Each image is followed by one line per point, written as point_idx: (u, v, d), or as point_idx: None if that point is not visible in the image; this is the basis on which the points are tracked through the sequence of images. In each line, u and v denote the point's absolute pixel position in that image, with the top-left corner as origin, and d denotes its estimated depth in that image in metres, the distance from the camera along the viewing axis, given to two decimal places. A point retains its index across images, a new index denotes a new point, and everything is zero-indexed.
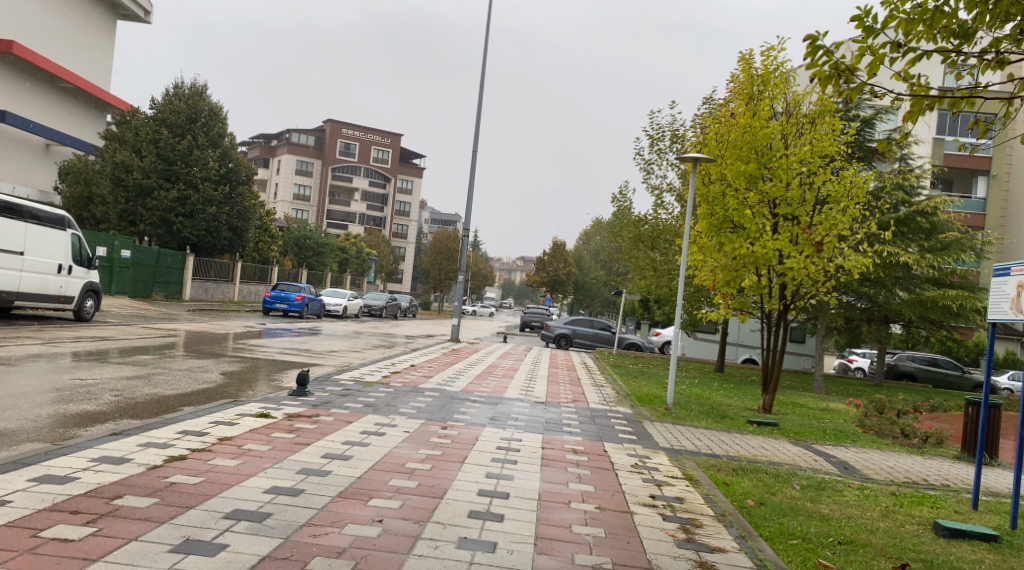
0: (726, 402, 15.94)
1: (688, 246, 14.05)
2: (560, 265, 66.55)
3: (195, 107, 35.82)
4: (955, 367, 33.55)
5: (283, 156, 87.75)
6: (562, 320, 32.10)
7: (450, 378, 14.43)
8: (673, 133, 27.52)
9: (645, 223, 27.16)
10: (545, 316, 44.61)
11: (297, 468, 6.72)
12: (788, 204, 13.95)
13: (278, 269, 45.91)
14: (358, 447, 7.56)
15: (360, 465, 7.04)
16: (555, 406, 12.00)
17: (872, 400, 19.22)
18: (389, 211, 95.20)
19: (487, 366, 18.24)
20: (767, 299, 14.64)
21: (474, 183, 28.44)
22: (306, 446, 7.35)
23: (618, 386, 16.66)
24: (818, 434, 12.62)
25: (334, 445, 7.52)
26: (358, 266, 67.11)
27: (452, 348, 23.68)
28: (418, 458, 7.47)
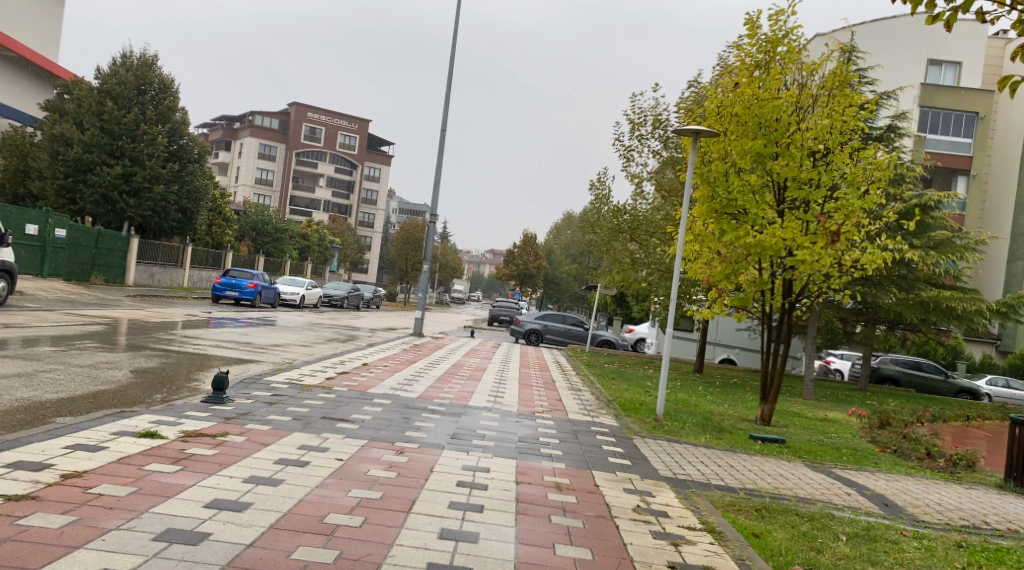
0: (718, 411, 14.12)
1: (684, 234, 12.12)
2: (531, 258, 64.55)
3: (143, 78, 33.67)
4: (939, 371, 32.23)
5: (246, 139, 84.94)
6: (533, 315, 30.19)
7: (406, 380, 12.44)
8: (656, 118, 25.75)
9: (624, 213, 25.31)
10: (514, 310, 42.75)
11: (157, 532, 4.75)
12: (800, 188, 12.08)
13: (232, 254, 43.47)
14: (262, 488, 5.57)
15: (259, 522, 5.06)
16: (530, 418, 10.03)
17: (874, 411, 17.52)
18: (355, 199, 92.79)
19: (451, 365, 16.27)
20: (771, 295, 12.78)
21: (440, 166, 26.35)
22: (187, 490, 5.35)
23: (598, 390, 14.72)
24: (832, 453, 10.83)
25: (231, 487, 5.52)
26: (320, 255, 64.71)
27: (413, 343, 21.68)
28: (349, 505, 5.47)
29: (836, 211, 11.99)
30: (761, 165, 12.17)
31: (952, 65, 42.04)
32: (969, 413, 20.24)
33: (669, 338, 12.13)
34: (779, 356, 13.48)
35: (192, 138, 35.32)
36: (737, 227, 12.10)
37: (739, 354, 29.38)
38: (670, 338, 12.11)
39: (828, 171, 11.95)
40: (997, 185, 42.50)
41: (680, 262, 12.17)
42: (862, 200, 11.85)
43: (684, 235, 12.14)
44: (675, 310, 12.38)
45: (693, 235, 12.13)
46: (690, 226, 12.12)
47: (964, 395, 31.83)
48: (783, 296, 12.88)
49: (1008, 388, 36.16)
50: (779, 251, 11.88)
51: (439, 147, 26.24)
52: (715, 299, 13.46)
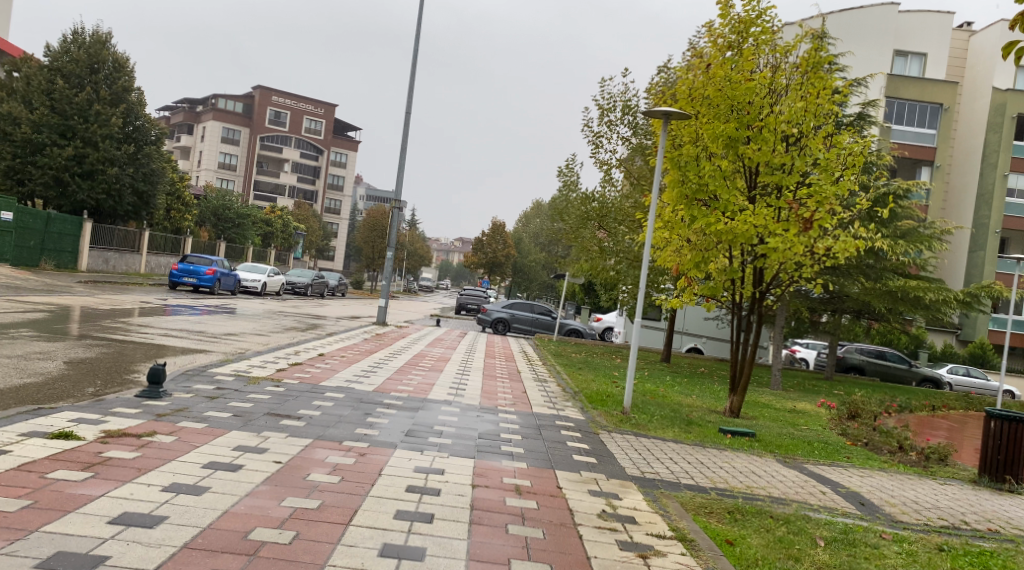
0: (687, 402, 13.73)
1: (654, 219, 11.62)
2: (499, 246, 63.75)
3: (96, 56, 32.71)
4: (903, 360, 32.32)
5: (209, 123, 82.97)
6: (500, 303, 29.70)
7: (363, 372, 11.92)
8: (625, 104, 25.34)
9: (593, 200, 24.84)
10: (481, 299, 42.25)
11: (44, 556, 4.14)
12: (773, 173, 11.66)
13: (192, 240, 42.39)
14: (182, 497, 4.99)
15: (169, 540, 4.45)
16: (491, 412, 9.53)
17: (843, 402, 17.32)
18: (321, 184, 91.52)
19: (412, 355, 15.76)
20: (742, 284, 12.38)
21: (405, 150, 25.68)
22: (92, 502, 4.76)
23: (564, 382, 14.26)
24: (804, 447, 10.48)
25: (145, 498, 4.91)
26: (284, 241, 63.58)
27: (375, 332, 21.11)
28: (279, 517, 4.89)
29: (809, 199, 11.60)
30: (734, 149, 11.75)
31: (917, 56, 42.25)
32: (935, 403, 20.12)
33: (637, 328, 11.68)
34: (750, 346, 13.08)
35: (148, 120, 34.45)
36: (708, 213, 11.67)
37: (706, 343, 29.21)
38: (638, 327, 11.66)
39: (802, 156, 11.52)
40: (959, 176, 42.79)
41: (649, 250, 11.68)
42: (836, 187, 11.45)
43: (655, 222, 11.63)
44: (643, 300, 11.91)
45: (663, 221, 11.64)
46: (661, 210, 11.62)
47: (927, 385, 32.01)
48: (754, 285, 12.49)
49: (968, 376, 36.49)
50: (751, 239, 11.45)
51: (404, 131, 25.57)
52: (685, 287, 13.03)
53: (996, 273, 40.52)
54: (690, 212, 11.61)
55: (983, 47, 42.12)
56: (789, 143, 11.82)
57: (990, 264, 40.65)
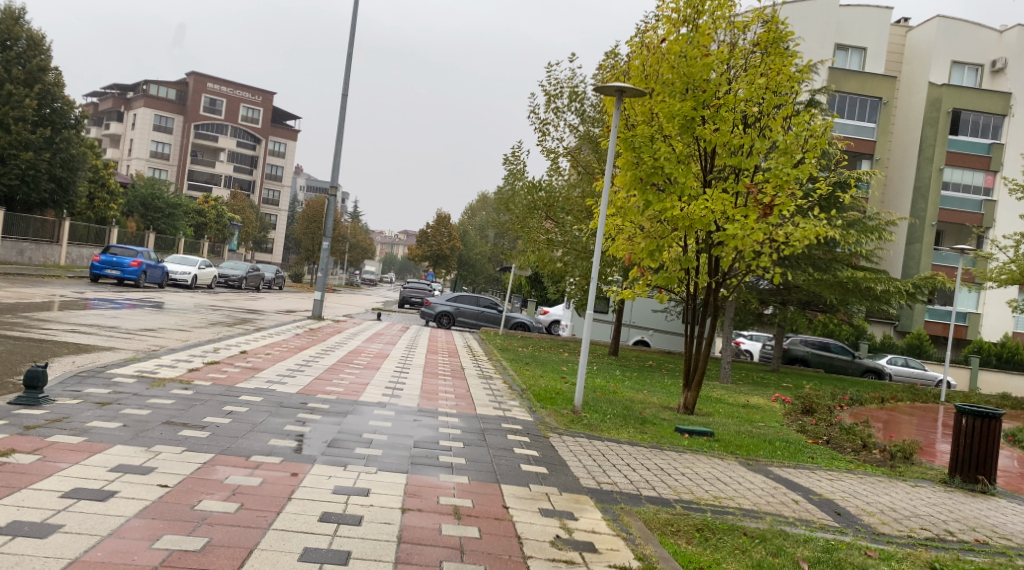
0: (639, 399, 12.97)
1: (605, 204, 10.81)
2: (444, 238, 62.65)
3: (9, 33, 31.26)
4: (847, 352, 32.27)
5: (139, 110, 79.67)
6: (444, 296, 28.71)
7: (288, 370, 10.88)
8: (572, 90, 24.55)
9: (540, 189, 23.96)
10: (425, 292, 41.14)
11: None
12: (731, 156, 10.90)
13: (118, 231, 40.39)
14: (22, 542, 3.96)
15: None
16: (430, 415, 8.59)
17: (795, 397, 16.81)
18: (258, 175, 89.08)
19: (346, 350, 14.72)
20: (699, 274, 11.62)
21: (341, 136, 24.44)
22: None
23: (511, 378, 13.36)
24: (765, 446, 9.77)
25: None
26: (218, 232, 61.40)
27: (308, 326, 19.94)
28: (147, 566, 3.87)
29: (768, 183, 10.88)
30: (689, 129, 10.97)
31: (857, 50, 41.97)
32: (885, 395, 19.79)
33: (588, 321, 10.86)
34: (705, 340, 12.36)
35: (66, 101, 32.93)
36: (663, 197, 10.87)
37: (653, 335, 28.71)
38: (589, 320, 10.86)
39: (761, 137, 10.78)
40: (898, 169, 43.14)
41: (600, 238, 10.86)
42: (798, 170, 10.74)
43: (607, 207, 10.81)
44: (594, 291, 11.08)
45: (614, 206, 10.83)
46: (611, 194, 10.82)
47: (871, 376, 32.05)
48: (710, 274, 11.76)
49: (907, 367, 36.78)
50: (708, 225, 10.69)
51: (341, 115, 24.34)
52: (637, 277, 12.26)
53: (933, 265, 40.94)
54: (644, 196, 10.81)
55: (922, 41, 42.43)
56: (747, 123, 11.07)
57: (928, 257, 41.06)
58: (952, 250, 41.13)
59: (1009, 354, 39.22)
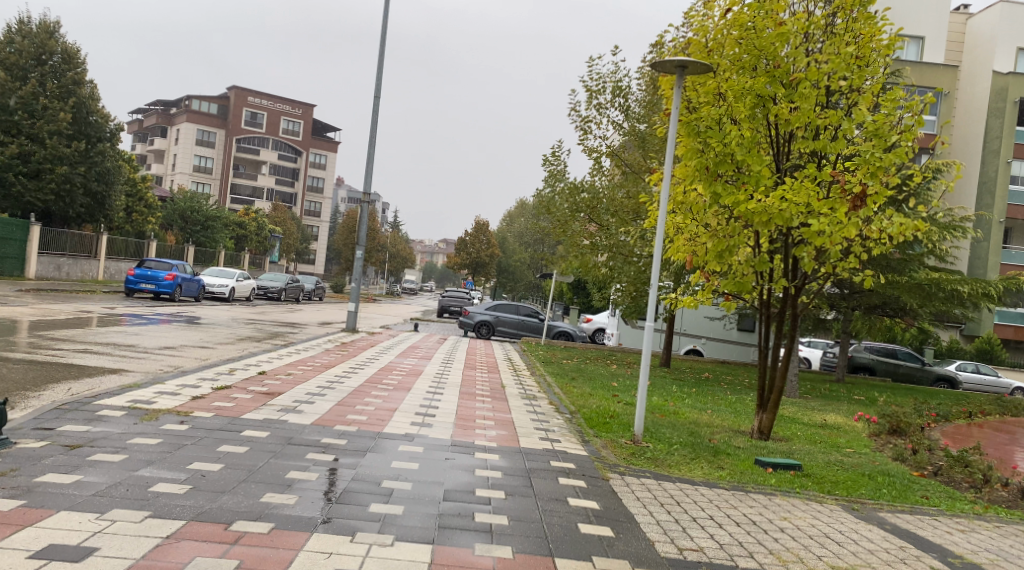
0: (705, 421, 11.51)
1: (665, 201, 9.35)
2: (484, 246, 61.57)
3: (43, 47, 30.85)
4: (915, 359, 30.27)
5: (182, 125, 80.04)
6: (484, 305, 27.42)
7: (308, 393, 9.58)
8: (615, 85, 23.17)
9: (583, 190, 22.52)
10: (465, 301, 40.00)
11: None
12: (812, 139, 9.38)
13: (157, 245, 39.89)
14: None
15: None
16: (467, 453, 7.20)
17: (872, 414, 15.13)
18: (300, 186, 89.16)
19: (377, 368, 13.43)
20: (776, 279, 10.10)
21: (374, 139, 23.24)
22: None
23: (558, 399, 11.95)
24: (867, 483, 8.29)
25: None
26: (259, 245, 61.05)
27: (340, 340, 18.74)
28: None
29: (858, 170, 9.30)
30: (762, 110, 9.49)
31: (914, 40, 39.97)
32: (969, 409, 17.95)
33: (650, 332, 9.36)
34: (783, 353, 10.83)
35: (101, 115, 32.33)
36: (734, 190, 9.38)
37: (706, 344, 27.08)
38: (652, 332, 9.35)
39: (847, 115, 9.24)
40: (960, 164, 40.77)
41: (662, 240, 9.39)
42: (894, 154, 9.18)
43: (668, 204, 9.36)
44: (654, 301, 9.63)
45: (676, 202, 9.39)
46: (673, 189, 9.37)
47: (942, 384, 29.98)
48: (790, 278, 10.24)
49: (978, 374, 34.47)
50: (788, 222, 9.18)
51: (373, 117, 23.17)
52: (704, 283, 10.78)
53: (1001, 265, 38.44)
54: (711, 190, 9.33)
55: (982, 29, 40.15)
56: (829, 102, 9.54)
57: (996, 256, 38.58)
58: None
59: None
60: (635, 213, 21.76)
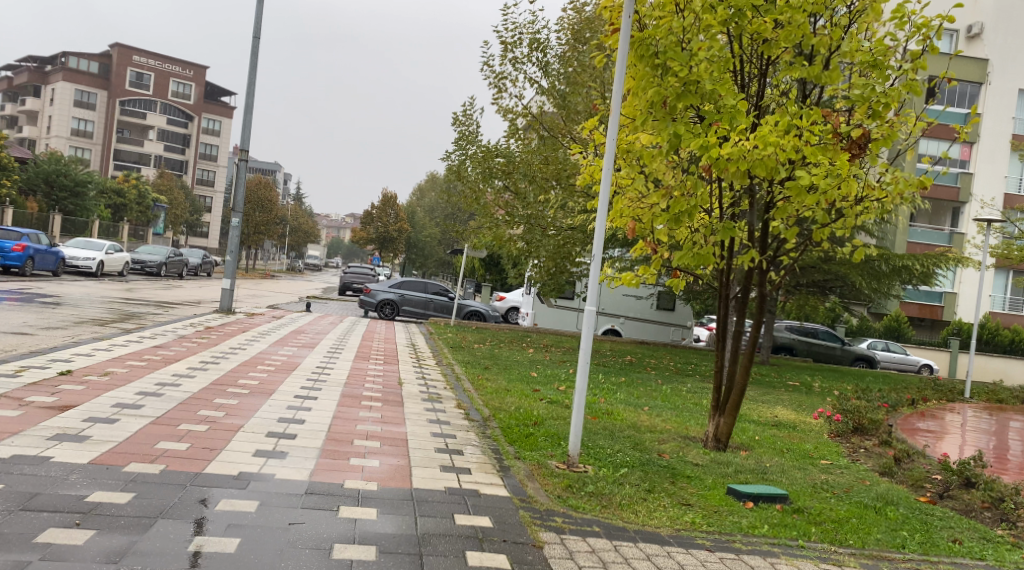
0: (650, 426, 9.22)
1: (610, 146, 6.90)
2: (390, 220, 58.36)
3: None
4: (835, 338, 29.15)
5: (58, 84, 73.32)
6: (386, 282, 24.67)
7: (113, 406, 6.91)
8: (532, 36, 20.77)
9: (498, 155, 19.96)
10: (368, 277, 37.08)
11: None
12: (797, 67, 7.01)
13: (13, 213, 35.59)
14: None
15: None
16: (325, 512, 4.70)
17: (820, 406, 13.26)
18: (191, 154, 83.67)
19: (238, 360, 10.73)
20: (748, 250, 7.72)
21: (253, 90, 20.09)
22: None
23: (467, 401, 9.50)
24: (876, 518, 6.10)
25: None
26: (142, 215, 56.29)
27: (206, 323, 15.86)
28: None
29: (858, 106, 6.95)
30: (732, 27, 7.11)
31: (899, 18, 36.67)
32: (909, 393, 16.42)
33: (590, 315, 6.98)
34: (747, 339, 8.58)
35: None
36: (701, 131, 6.94)
37: (624, 324, 25.20)
38: (592, 316, 6.98)
39: (841, 36, 6.91)
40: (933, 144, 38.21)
41: (608, 194, 6.96)
42: (902, 88, 6.88)
43: (615, 151, 6.93)
44: (595, 279, 7.23)
45: (623, 147, 6.97)
46: (619, 129, 6.93)
47: (860, 364, 29.04)
48: (761, 245, 7.93)
49: (888, 352, 34.05)
50: (773, 174, 6.77)
51: (251, 63, 19.89)
52: (655, 250, 8.43)
53: (908, 243, 37.77)
54: (669, 130, 6.94)
55: None
56: (819, 17, 7.16)
57: (901, 234, 37.94)
58: (928, 227, 38.18)
59: (991, 336, 34.36)
60: (555, 180, 19.33)
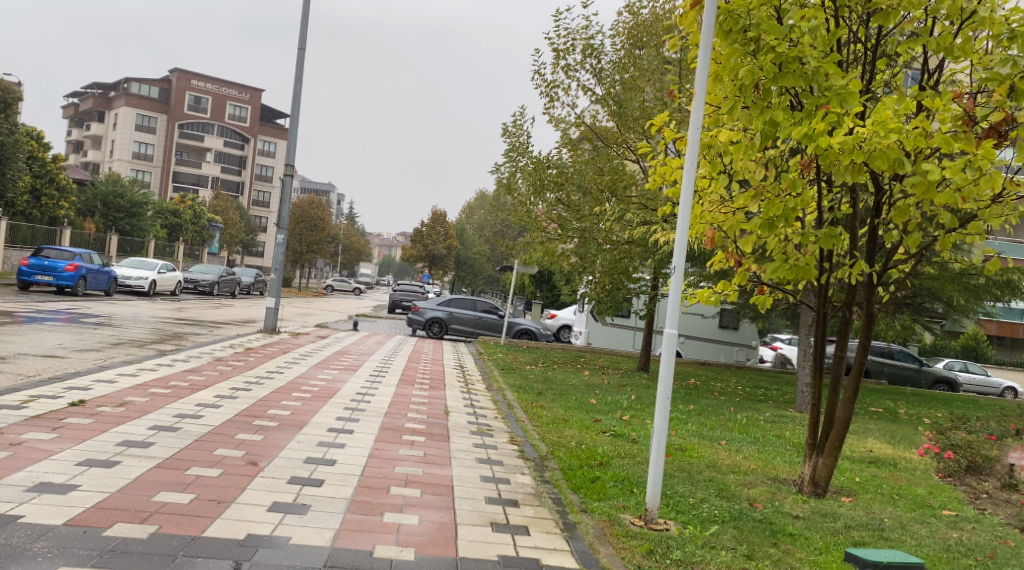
0: (735, 467, 7.96)
1: (694, 137, 5.75)
2: (440, 238, 57.78)
3: None
4: (912, 359, 27.37)
5: (120, 108, 74.85)
6: (435, 300, 23.79)
7: (117, 445, 6.00)
8: (587, 42, 19.78)
9: (550, 166, 19.06)
10: (419, 296, 36.33)
11: None
12: (921, 39, 5.79)
13: (71, 232, 35.84)
14: None
15: None
16: None
17: (915, 438, 11.80)
18: (248, 175, 84.75)
19: (272, 387, 9.83)
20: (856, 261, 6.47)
21: (298, 102, 19.40)
22: None
23: (521, 435, 8.41)
24: None
25: None
26: (197, 236, 56.71)
27: (247, 344, 15.07)
28: None
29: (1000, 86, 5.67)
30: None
31: None
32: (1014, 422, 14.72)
33: (672, 339, 5.78)
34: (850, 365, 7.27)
35: None
36: (803, 119, 5.79)
37: (684, 343, 23.92)
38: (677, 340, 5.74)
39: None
40: None
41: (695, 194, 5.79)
42: None
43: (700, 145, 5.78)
44: (677, 295, 6.08)
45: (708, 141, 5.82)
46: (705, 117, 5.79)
47: (942, 386, 27.07)
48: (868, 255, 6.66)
49: (968, 373, 31.92)
50: (895, 168, 5.54)
51: (297, 74, 19.24)
52: (740, 263, 7.23)
53: None
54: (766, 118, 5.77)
55: None
56: None
57: None
58: None
59: None
60: (610, 191, 18.00)
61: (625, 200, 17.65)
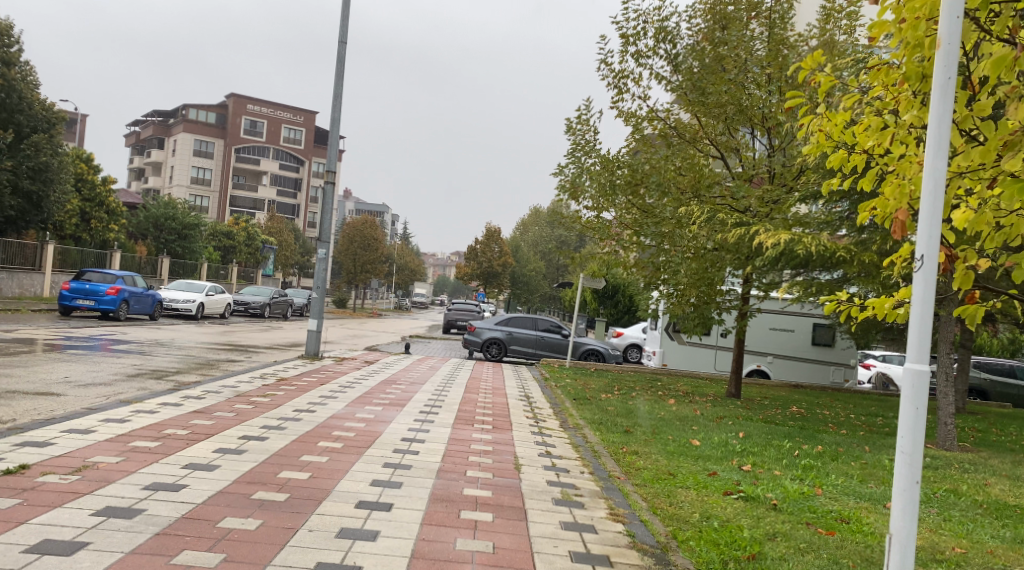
0: (938, 550, 5.67)
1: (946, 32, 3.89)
2: (495, 254, 55.80)
3: None
4: None
5: (178, 135, 75.00)
6: (492, 318, 21.63)
7: (26, 553, 3.99)
8: (660, 25, 17.53)
9: (620, 165, 16.68)
10: (475, 315, 34.16)
11: None
12: None
13: (121, 257, 34.69)
14: None
15: None
16: None
17: None
18: (303, 198, 84.35)
19: (294, 433, 7.73)
20: None
21: (339, 104, 17.48)
22: None
23: (622, 505, 6.07)
24: None
25: None
26: (250, 258, 55.67)
27: (281, 374, 13.08)
28: None
29: None
30: None
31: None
32: None
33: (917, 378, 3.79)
34: None
35: (34, 101, 28.17)
36: None
37: (773, 364, 21.22)
38: (929, 377, 3.79)
39: None
40: None
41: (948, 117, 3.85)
42: None
43: (953, 50, 3.90)
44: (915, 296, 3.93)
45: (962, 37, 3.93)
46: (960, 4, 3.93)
47: None
48: None
49: None
50: None
51: (338, 72, 17.37)
52: (957, 257, 4.98)
53: None
54: None
55: None
56: None
57: None
58: None
59: None
60: (692, 192, 15.57)
61: (710, 200, 15.20)
